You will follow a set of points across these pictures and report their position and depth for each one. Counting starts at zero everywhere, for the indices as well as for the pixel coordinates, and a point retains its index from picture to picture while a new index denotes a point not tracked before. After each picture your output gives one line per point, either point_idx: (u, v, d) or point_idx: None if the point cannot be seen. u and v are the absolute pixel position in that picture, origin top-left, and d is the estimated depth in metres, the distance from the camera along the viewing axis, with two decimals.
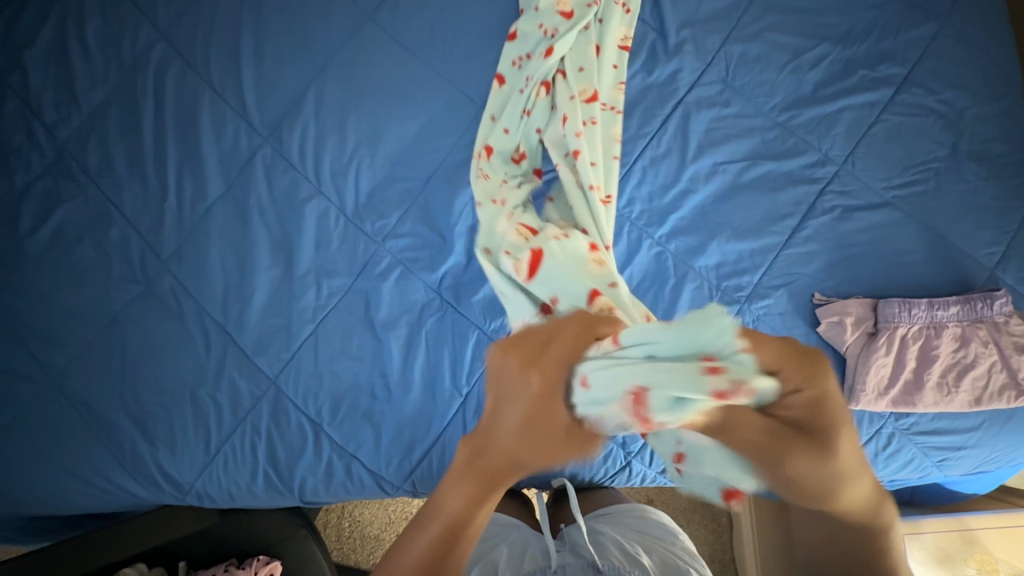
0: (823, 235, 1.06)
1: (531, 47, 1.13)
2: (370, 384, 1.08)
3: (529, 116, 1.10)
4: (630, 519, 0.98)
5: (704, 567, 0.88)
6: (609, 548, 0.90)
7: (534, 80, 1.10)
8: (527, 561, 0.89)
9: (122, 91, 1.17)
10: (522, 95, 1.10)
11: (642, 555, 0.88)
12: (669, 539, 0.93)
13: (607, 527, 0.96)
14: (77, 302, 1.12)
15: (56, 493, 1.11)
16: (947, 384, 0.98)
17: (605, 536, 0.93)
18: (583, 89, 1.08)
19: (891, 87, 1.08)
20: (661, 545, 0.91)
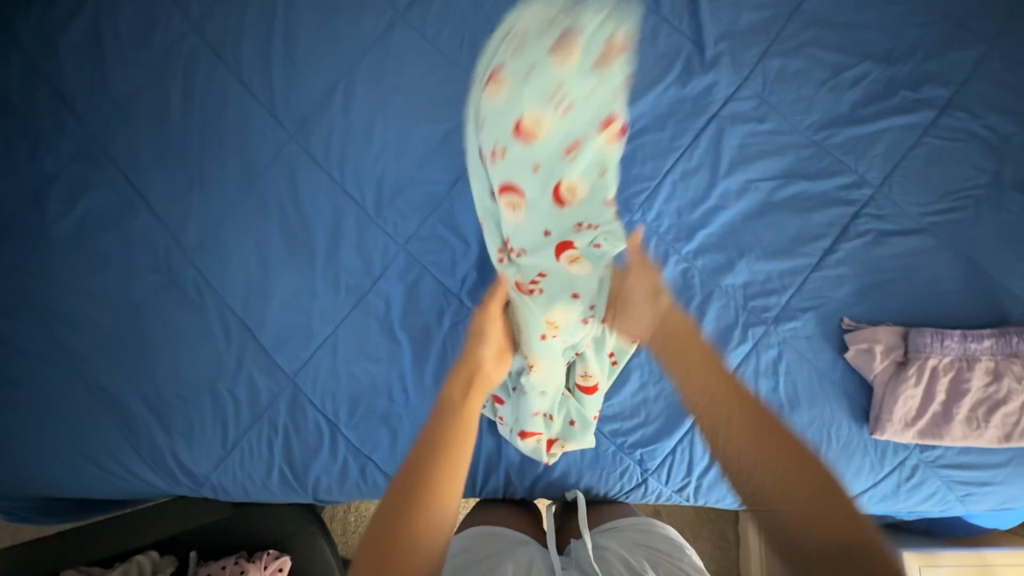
0: (855, 258, 1.04)
1: None
2: (388, 387, 1.08)
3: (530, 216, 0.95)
4: (636, 535, 0.92)
5: None
6: (613, 562, 0.85)
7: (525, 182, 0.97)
8: None
9: (153, 81, 1.17)
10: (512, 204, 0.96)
11: (646, 571, 0.82)
12: (676, 554, 0.87)
13: (613, 542, 0.91)
14: (101, 290, 1.13)
15: (73, 477, 1.12)
16: (976, 418, 0.96)
17: (609, 552, 0.88)
18: (571, 184, 0.85)
19: (933, 110, 1.05)
20: (667, 561, 0.85)
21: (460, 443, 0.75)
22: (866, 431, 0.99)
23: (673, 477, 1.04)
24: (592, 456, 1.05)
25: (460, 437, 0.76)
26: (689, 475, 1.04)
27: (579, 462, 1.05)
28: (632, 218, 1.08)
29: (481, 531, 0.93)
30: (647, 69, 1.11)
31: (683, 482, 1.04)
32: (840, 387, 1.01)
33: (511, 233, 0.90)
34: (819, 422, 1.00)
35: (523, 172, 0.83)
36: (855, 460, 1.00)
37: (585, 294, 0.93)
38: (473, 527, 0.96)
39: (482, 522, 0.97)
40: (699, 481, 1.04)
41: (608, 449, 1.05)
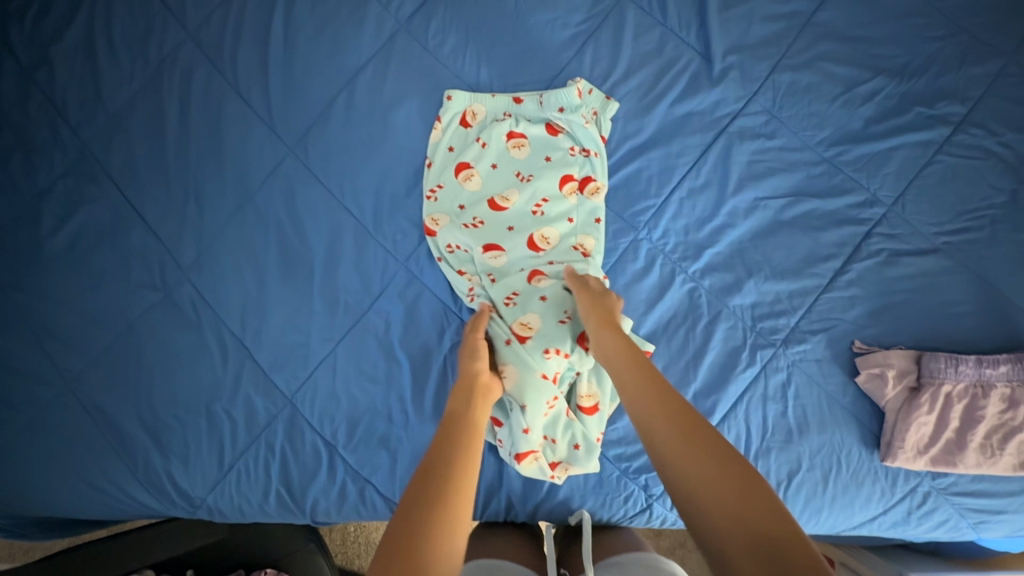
0: (866, 279, 1.01)
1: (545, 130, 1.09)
2: (387, 409, 1.06)
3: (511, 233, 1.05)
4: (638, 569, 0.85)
5: None
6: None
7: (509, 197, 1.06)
8: None
9: (148, 93, 1.15)
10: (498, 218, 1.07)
11: None
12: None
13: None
14: (95, 308, 1.11)
15: (68, 498, 1.10)
16: (991, 446, 0.93)
17: None
18: (542, 232, 1.04)
19: (949, 126, 1.02)
20: None
21: (464, 467, 0.72)
22: (876, 458, 0.97)
23: None
24: (596, 481, 1.02)
25: (465, 454, 0.75)
26: None
27: (581, 486, 1.02)
28: (638, 237, 1.05)
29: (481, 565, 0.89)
30: (654, 83, 1.08)
31: None
32: (851, 412, 0.98)
33: (493, 249, 1.05)
34: (829, 448, 0.98)
35: (498, 230, 1.06)
36: (866, 487, 0.97)
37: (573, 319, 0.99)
38: (474, 560, 0.92)
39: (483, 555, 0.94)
40: None
41: (611, 474, 1.02)
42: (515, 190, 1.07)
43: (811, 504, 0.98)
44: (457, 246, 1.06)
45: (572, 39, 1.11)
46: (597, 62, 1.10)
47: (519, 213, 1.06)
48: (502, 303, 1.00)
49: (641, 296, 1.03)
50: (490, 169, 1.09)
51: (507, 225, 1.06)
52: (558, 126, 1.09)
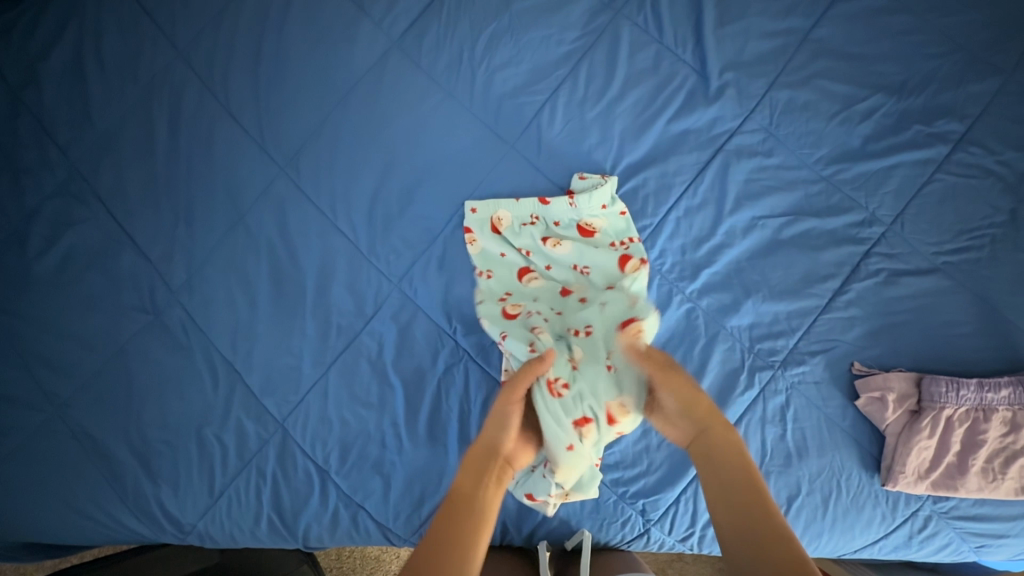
0: (866, 299, 1.00)
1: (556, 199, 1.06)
2: (380, 433, 1.04)
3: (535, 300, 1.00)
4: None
5: None
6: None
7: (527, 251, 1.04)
8: None
9: (137, 112, 1.13)
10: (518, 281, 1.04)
11: None
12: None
13: None
14: (84, 331, 1.09)
15: (57, 524, 1.09)
16: (992, 470, 0.92)
17: None
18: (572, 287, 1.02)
19: (948, 144, 1.01)
20: None
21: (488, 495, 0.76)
22: (877, 482, 0.96)
23: (677, 527, 0.99)
24: (592, 506, 1.00)
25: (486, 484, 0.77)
26: (692, 525, 0.99)
27: (578, 511, 1.00)
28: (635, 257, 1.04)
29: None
30: (650, 100, 1.07)
31: (687, 532, 0.99)
32: (851, 435, 0.97)
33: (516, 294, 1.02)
34: (828, 471, 0.96)
35: (539, 262, 1.04)
36: (866, 511, 0.96)
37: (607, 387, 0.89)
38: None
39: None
40: (703, 530, 0.99)
41: (608, 499, 1.00)
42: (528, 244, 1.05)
43: (811, 528, 0.96)
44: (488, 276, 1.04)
45: (567, 56, 1.10)
46: (592, 79, 1.08)
47: (554, 259, 1.03)
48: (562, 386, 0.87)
49: None
50: (519, 226, 1.05)
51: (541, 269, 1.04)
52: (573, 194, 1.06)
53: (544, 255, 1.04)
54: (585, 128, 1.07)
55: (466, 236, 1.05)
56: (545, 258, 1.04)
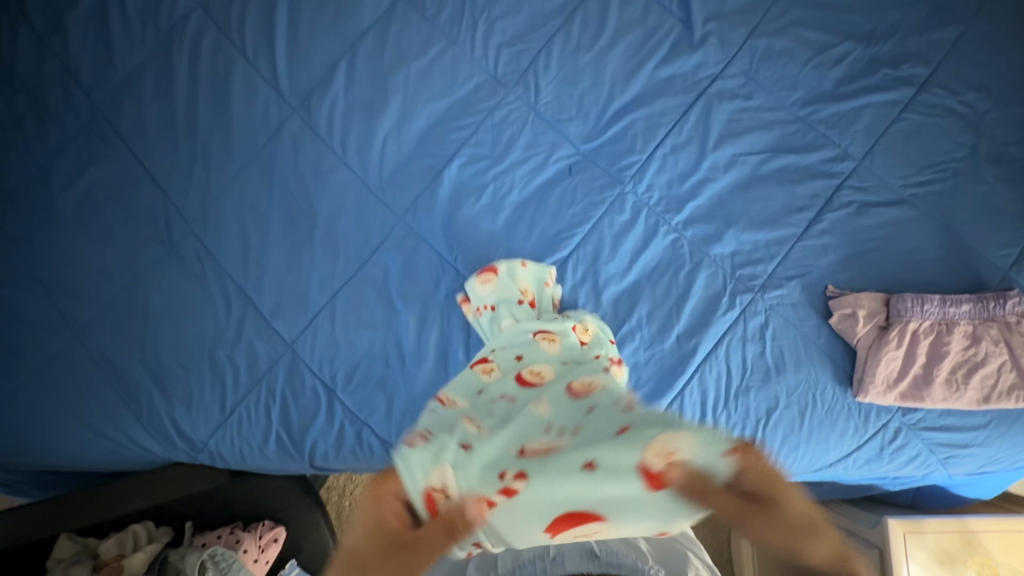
0: (839, 229, 1.07)
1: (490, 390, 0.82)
2: (384, 353, 1.10)
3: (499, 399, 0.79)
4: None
5: (704, 556, 0.87)
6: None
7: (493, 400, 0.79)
8: (524, 552, 0.78)
9: (158, 57, 1.20)
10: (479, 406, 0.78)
11: (642, 541, 0.81)
12: (667, 526, 0.91)
13: None
14: (104, 261, 1.15)
15: (70, 445, 1.13)
16: (956, 380, 0.99)
17: None
18: (535, 368, 0.85)
19: (912, 87, 1.09)
20: (661, 532, 0.88)
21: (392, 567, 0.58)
22: (850, 395, 1.02)
23: None
24: None
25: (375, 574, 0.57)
26: None
27: None
28: (625, 190, 1.11)
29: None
30: (638, 48, 1.15)
31: None
32: (826, 352, 1.04)
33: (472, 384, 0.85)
34: (805, 386, 1.03)
35: (508, 383, 0.83)
36: (839, 423, 1.02)
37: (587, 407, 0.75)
38: None
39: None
40: None
41: None
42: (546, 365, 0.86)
43: (788, 439, 1.02)
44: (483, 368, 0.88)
45: (562, 7, 1.18)
46: (585, 28, 1.16)
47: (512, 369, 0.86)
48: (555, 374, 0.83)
49: (627, 246, 1.09)
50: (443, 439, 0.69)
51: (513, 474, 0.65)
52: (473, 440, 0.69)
53: (509, 308, 1.01)
54: (578, 74, 1.15)
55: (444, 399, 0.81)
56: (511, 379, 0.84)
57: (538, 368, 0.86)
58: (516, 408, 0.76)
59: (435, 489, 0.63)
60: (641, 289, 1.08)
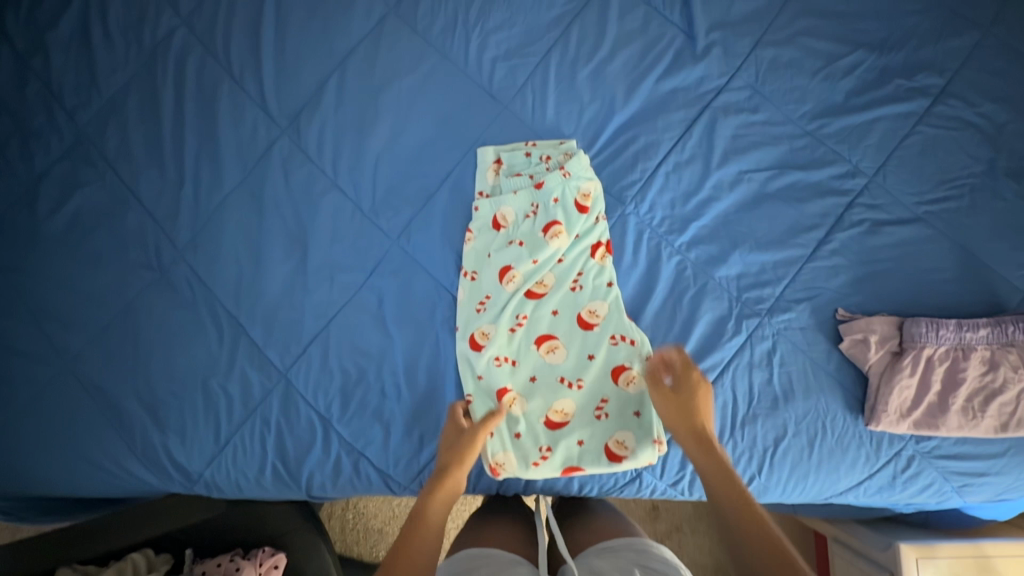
0: (849, 248, 1.03)
1: (509, 221, 1.08)
2: (380, 382, 1.07)
3: (517, 245, 1.06)
4: (631, 556, 0.85)
5: None
6: None
7: (518, 242, 1.07)
8: None
9: (143, 76, 1.17)
10: (511, 249, 1.06)
11: None
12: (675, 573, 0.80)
13: (604, 564, 0.85)
14: (94, 288, 1.13)
15: (66, 474, 1.11)
16: (972, 408, 0.95)
17: None
18: (557, 226, 1.05)
19: (928, 98, 1.04)
20: None
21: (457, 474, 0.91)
22: (861, 423, 0.99)
23: (668, 470, 1.02)
24: None
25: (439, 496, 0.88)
26: (682, 469, 1.02)
27: None
28: (626, 211, 1.07)
29: (471, 554, 0.87)
30: (639, 59, 1.10)
31: (678, 475, 1.03)
32: (837, 379, 1.00)
33: (504, 207, 1.08)
34: (814, 414, 0.99)
35: (519, 382, 1.01)
36: (850, 452, 0.99)
37: (550, 296, 1.03)
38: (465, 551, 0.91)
39: (469, 552, 0.88)
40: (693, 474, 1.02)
41: None
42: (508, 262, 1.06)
43: (797, 469, 0.99)
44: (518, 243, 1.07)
45: (558, 19, 1.13)
46: (583, 40, 1.12)
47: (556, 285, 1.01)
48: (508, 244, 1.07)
49: (629, 268, 1.05)
50: (520, 220, 1.07)
51: (537, 372, 1.01)
52: (503, 219, 1.08)
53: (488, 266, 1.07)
54: (576, 89, 1.11)
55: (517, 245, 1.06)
56: (546, 266, 1.04)
57: (556, 228, 1.05)
58: (512, 232, 1.07)
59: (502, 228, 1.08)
60: (644, 312, 1.04)
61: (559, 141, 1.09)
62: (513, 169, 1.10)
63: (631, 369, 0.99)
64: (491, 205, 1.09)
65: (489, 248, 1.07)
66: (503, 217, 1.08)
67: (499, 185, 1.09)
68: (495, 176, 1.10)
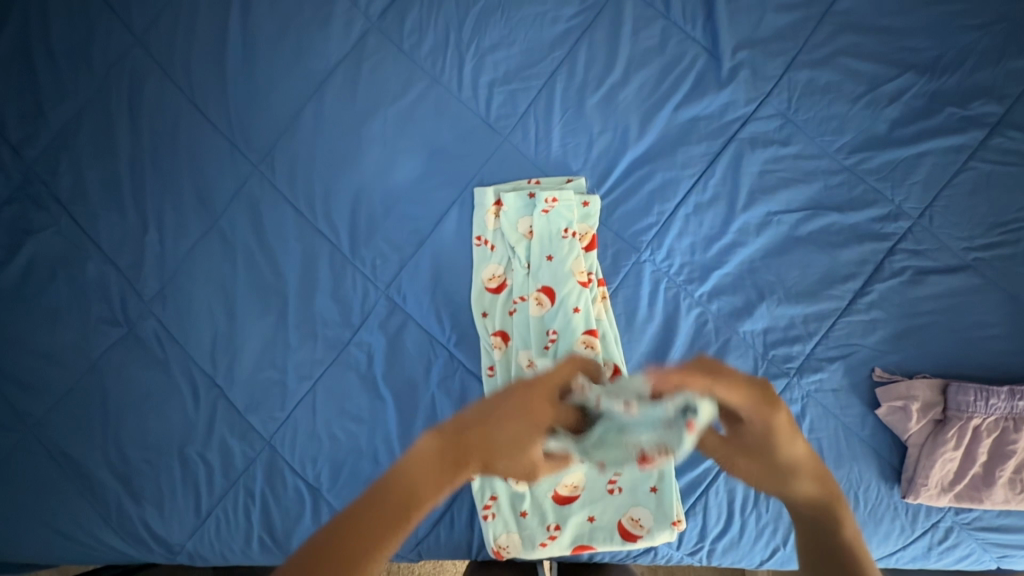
0: (889, 300, 0.93)
1: (510, 276, 0.97)
2: (372, 449, 0.98)
3: (520, 302, 0.95)
4: None
5: None
6: None
7: (522, 299, 0.95)
8: None
9: (94, 106, 1.04)
10: (512, 315, 0.95)
11: None
12: None
13: None
14: (54, 346, 1.03)
15: (30, 545, 1.01)
16: (1020, 481, 0.86)
17: None
18: (558, 277, 0.93)
19: (983, 129, 0.93)
20: None
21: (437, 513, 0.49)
22: (896, 493, 0.91)
23: (686, 539, 0.94)
24: None
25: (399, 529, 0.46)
26: (702, 539, 0.94)
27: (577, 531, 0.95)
28: (641, 258, 0.96)
29: None
30: (656, 83, 0.97)
31: (696, 545, 0.94)
32: (872, 446, 0.92)
33: (503, 263, 0.98)
34: (847, 483, 0.91)
35: None
36: (884, 524, 0.91)
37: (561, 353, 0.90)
38: None
39: None
40: (713, 544, 0.94)
41: None
42: (504, 323, 0.95)
43: None
44: (520, 302, 0.95)
45: (563, 36, 1.00)
46: (592, 61, 0.99)
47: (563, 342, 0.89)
48: (510, 308, 0.95)
49: (643, 323, 0.95)
50: (522, 274, 0.96)
51: None
52: (503, 276, 0.98)
53: (490, 324, 0.96)
54: (585, 117, 0.98)
55: (518, 301, 0.95)
56: (549, 321, 0.92)
57: (560, 277, 0.93)
58: (516, 287, 0.96)
59: (502, 285, 0.97)
60: None
61: (566, 178, 0.98)
62: (514, 218, 0.97)
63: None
64: (491, 259, 0.98)
65: (488, 307, 0.97)
66: (503, 276, 0.97)
67: (497, 236, 0.98)
68: (492, 227, 0.98)
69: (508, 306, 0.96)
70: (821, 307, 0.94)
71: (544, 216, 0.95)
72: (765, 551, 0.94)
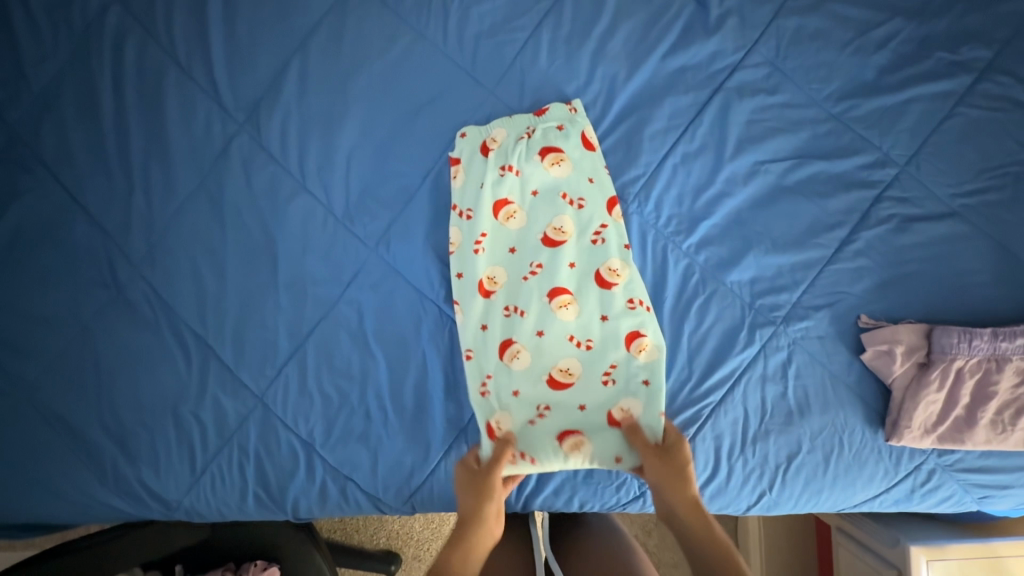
0: (876, 248, 0.93)
1: (492, 214, 0.98)
2: (364, 406, 0.99)
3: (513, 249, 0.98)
4: None
5: None
6: None
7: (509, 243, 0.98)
8: None
9: (75, 66, 1.02)
10: (498, 255, 0.98)
11: None
12: None
13: None
14: (44, 309, 1.03)
15: (30, 503, 1.03)
16: (1002, 421, 0.89)
17: None
18: (557, 224, 0.97)
19: (972, 74, 0.92)
20: None
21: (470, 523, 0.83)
22: (881, 437, 0.92)
23: None
24: (585, 472, 0.97)
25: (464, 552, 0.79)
26: None
27: (571, 480, 0.97)
28: (628, 211, 0.96)
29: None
30: (644, 32, 0.96)
31: None
32: (857, 392, 0.93)
33: (484, 202, 0.98)
34: (831, 428, 0.92)
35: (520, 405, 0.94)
36: (868, 466, 0.92)
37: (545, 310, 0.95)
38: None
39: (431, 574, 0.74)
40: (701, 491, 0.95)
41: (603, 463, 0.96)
42: (502, 267, 0.98)
43: (810, 486, 0.92)
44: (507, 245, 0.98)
45: None
46: (580, 11, 0.97)
47: (552, 274, 0.95)
48: (501, 251, 0.98)
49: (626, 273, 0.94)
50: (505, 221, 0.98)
51: (543, 396, 0.94)
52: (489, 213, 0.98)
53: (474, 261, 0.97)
54: (573, 70, 0.98)
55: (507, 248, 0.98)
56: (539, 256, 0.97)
57: (558, 223, 0.97)
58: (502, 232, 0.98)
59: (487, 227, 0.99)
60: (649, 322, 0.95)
61: (557, 123, 0.97)
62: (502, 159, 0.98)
63: (645, 337, 0.93)
64: (490, 196, 0.98)
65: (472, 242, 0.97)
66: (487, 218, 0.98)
67: (508, 181, 0.98)
68: (499, 176, 0.98)
69: (498, 249, 0.98)
70: (807, 256, 0.94)
71: (544, 171, 0.98)
72: (751, 497, 0.93)
